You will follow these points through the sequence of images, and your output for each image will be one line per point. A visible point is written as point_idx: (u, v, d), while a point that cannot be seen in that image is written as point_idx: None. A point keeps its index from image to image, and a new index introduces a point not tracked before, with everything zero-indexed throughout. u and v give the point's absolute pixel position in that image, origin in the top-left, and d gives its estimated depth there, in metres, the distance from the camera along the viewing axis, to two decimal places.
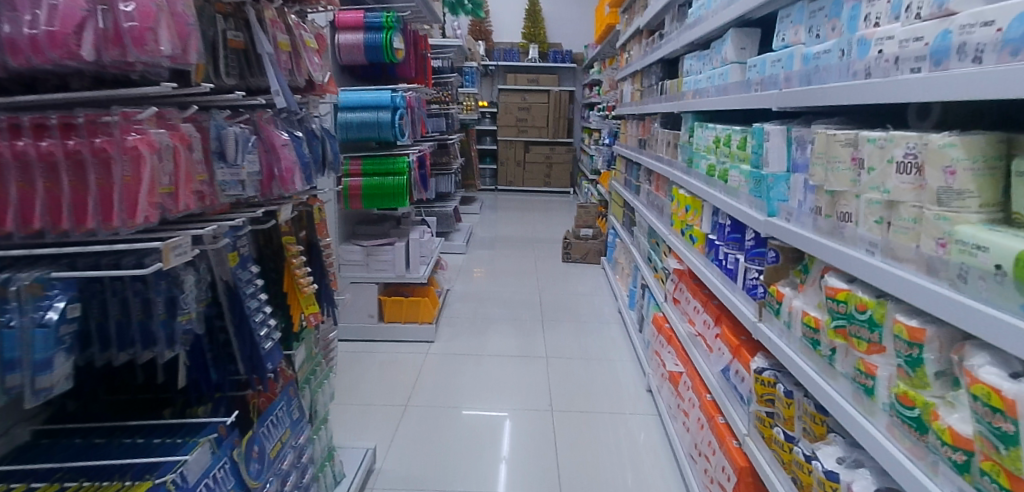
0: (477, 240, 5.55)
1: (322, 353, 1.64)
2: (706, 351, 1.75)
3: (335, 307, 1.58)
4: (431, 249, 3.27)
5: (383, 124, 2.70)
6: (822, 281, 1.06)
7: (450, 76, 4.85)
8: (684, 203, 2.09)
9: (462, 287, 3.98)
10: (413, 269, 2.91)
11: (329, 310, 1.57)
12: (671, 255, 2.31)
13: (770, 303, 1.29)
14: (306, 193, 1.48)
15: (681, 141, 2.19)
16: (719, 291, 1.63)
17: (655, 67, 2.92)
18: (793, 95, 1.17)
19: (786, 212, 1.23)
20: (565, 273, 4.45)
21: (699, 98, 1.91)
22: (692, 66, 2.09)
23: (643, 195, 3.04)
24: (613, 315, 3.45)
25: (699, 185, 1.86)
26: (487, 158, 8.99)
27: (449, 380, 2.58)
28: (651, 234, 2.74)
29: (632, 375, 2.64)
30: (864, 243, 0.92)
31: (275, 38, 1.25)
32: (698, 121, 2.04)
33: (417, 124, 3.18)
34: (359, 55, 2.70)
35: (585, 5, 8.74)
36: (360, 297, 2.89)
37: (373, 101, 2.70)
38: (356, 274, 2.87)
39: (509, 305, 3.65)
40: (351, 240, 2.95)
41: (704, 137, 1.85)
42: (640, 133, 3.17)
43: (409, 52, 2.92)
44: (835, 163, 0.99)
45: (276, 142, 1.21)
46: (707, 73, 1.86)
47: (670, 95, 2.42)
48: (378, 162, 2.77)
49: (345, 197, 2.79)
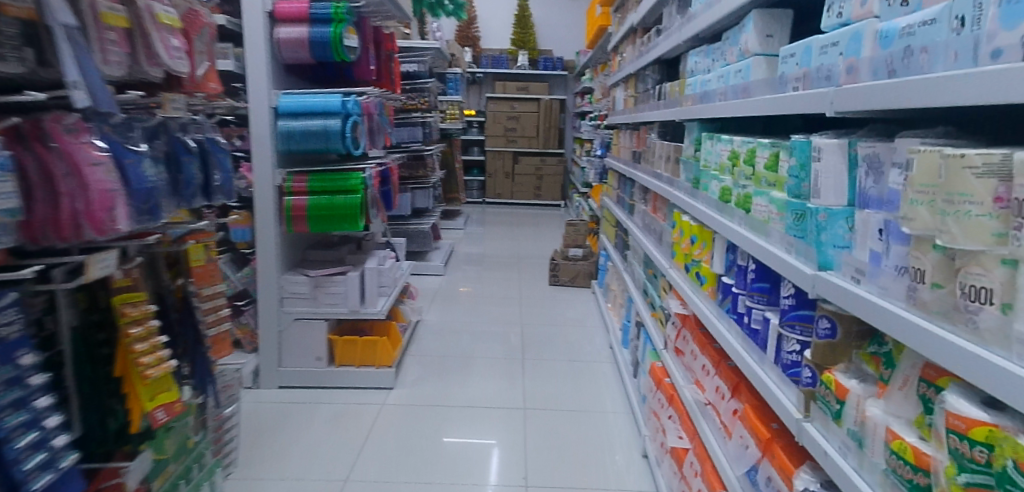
0: (459, 258, 5.15)
1: (207, 440, 1.23)
2: (723, 432, 1.34)
3: (214, 384, 1.22)
4: (396, 278, 2.87)
5: (331, 134, 2.29)
6: (943, 404, 0.61)
7: (427, 82, 4.42)
8: (688, 232, 1.70)
9: (435, 315, 3.56)
10: (370, 303, 2.52)
11: (207, 387, 1.20)
12: (673, 294, 1.91)
13: (823, 397, 0.88)
14: (155, 229, 1.08)
15: (683, 155, 1.80)
16: (739, 356, 1.23)
17: (651, 69, 2.53)
18: (866, 94, 0.78)
19: (847, 265, 0.84)
20: (551, 298, 4.04)
21: (709, 102, 1.51)
22: (699, 64, 1.69)
23: (637, 216, 2.66)
24: (604, 351, 3.04)
25: (708, 212, 1.47)
26: (474, 170, 8.62)
27: (407, 439, 2.15)
28: (647, 263, 2.35)
29: (626, 434, 2.22)
30: (1013, 346, 0.50)
31: (94, 5, 0.83)
32: (705, 131, 1.65)
33: (378, 134, 2.78)
34: (304, 52, 2.31)
35: (577, 11, 8.41)
36: (306, 336, 2.50)
37: (320, 106, 2.30)
38: (301, 308, 2.48)
39: (487, 338, 3.23)
40: (298, 269, 2.56)
41: (715, 150, 1.46)
42: (634, 144, 2.80)
43: (366, 49, 2.53)
44: (959, 205, 0.58)
45: (83, 160, 0.80)
46: (719, 71, 1.46)
47: (670, 101, 2.03)
48: (326, 178, 2.37)
49: (287, 218, 2.40)
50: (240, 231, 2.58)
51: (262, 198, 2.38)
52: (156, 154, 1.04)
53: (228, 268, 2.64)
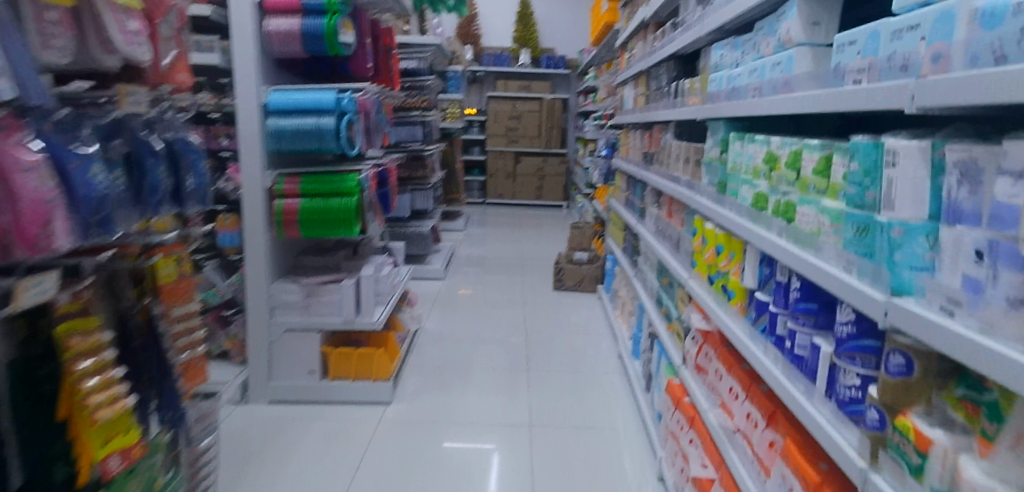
0: (460, 260, 5.01)
1: (180, 478, 1.16)
2: (758, 466, 1.20)
3: (179, 411, 1.15)
4: (394, 284, 2.73)
5: (324, 134, 2.15)
6: None
7: (427, 79, 4.28)
8: (712, 241, 1.56)
9: (436, 322, 3.43)
10: (366, 311, 2.39)
11: (174, 411, 1.14)
12: (693, 307, 1.77)
13: (896, 445, 0.74)
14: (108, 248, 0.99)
15: (707, 157, 1.67)
16: (780, 385, 1.09)
17: (664, 64, 2.39)
18: (959, 84, 0.62)
19: (932, 292, 0.69)
20: (556, 303, 3.90)
21: (741, 99, 1.37)
22: (725, 58, 1.55)
23: (649, 220, 2.53)
24: (612, 361, 2.90)
25: (740, 220, 1.33)
26: (475, 170, 8.48)
27: (407, 458, 2.01)
28: (662, 271, 2.21)
29: (638, 454, 2.08)
30: None
31: None
32: (731, 130, 1.52)
33: (376, 133, 2.64)
34: (296, 45, 2.17)
35: (581, 8, 8.26)
36: (297, 348, 2.37)
37: (313, 103, 2.16)
38: (292, 318, 2.35)
39: (490, 346, 3.09)
40: (289, 277, 2.42)
41: (748, 152, 1.31)
42: (646, 145, 2.65)
43: (363, 43, 2.40)
44: None
45: (11, 165, 0.68)
46: (753, 64, 1.32)
47: (689, 99, 1.89)
48: (319, 180, 2.24)
49: (278, 222, 2.27)
50: (227, 236, 2.44)
51: (251, 201, 2.25)
52: (106, 159, 0.91)
53: (216, 275, 2.51)
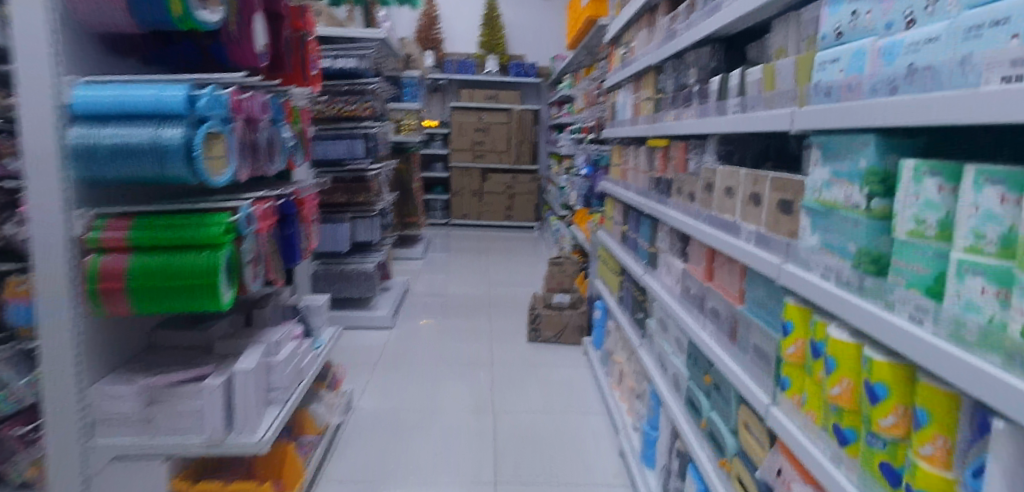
0: (414, 299, 4.18)
1: None
2: None
3: None
4: (305, 369, 1.90)
5: (155, 152, 1.29)
6: None
7: (371, 82, 3.46)
8: (847, 367, 0.81)
9: (375, 396, 2.60)
10: (249, 425, 1.53)
11: None
12: (784, 459, 1.01)
13: None
14: None
15: (814, 200, 0.93)
16: None
17: (688, 52, 1.66)
18: None
19: None
20: (530, 359, 3.12)
21: (944, 90, 0.64)
22: (867, 19, 0.81)
23: (665, 273, 1.79)
24: (610, 460, 2.14)
25: (968, 358, 0.59)
26: (437, 188, 7.66)
27: None
28: (700, 362, 1.46)
29: None
30: None
31: None
32: (889, 151, 0.77)
33: (274, 150, 1.79)
34: (116, 13, 1.32)
35: (553, 12, 7.61)
36: (134, 483, 1.48)
37: (139, 103, 1.29)
38: (124, 440, 1.45)
39: (445, 436, 2.29)
40: (124, 369, 1.55)
41: (994, 208, 0.59)
42: (661, 169, 1.90)
43: (248, 20, 1.59)
44: None
45: None
46: (976, 14, 0.59)
47: (761, 98, 1.13)
48: (164, 224, 1.39)
49: (91, 293, 1.38)
50: (20, 309, 1.47)
51: (43, 257, 1.34)
52: None
53: (10, 371, 1.51)
